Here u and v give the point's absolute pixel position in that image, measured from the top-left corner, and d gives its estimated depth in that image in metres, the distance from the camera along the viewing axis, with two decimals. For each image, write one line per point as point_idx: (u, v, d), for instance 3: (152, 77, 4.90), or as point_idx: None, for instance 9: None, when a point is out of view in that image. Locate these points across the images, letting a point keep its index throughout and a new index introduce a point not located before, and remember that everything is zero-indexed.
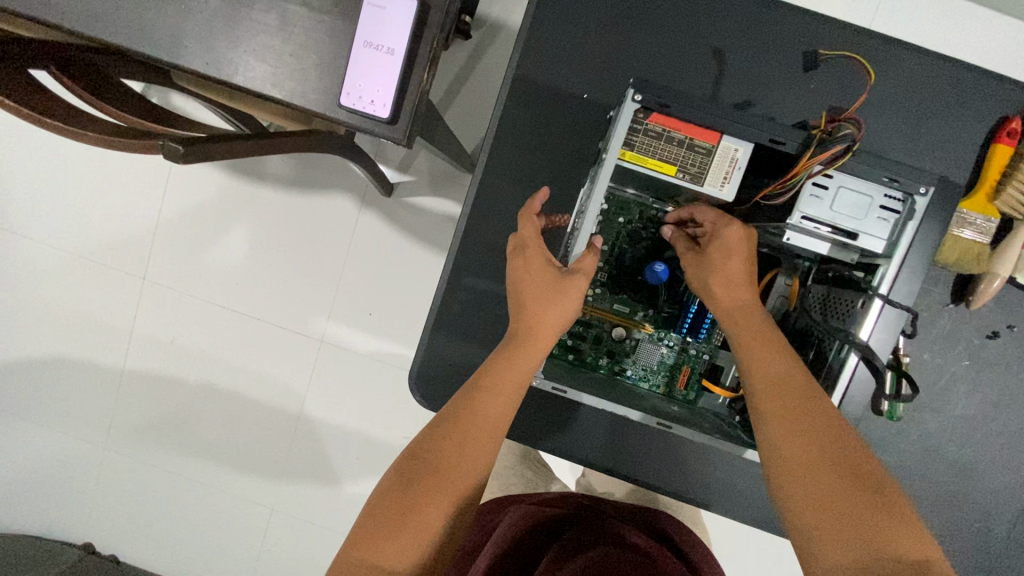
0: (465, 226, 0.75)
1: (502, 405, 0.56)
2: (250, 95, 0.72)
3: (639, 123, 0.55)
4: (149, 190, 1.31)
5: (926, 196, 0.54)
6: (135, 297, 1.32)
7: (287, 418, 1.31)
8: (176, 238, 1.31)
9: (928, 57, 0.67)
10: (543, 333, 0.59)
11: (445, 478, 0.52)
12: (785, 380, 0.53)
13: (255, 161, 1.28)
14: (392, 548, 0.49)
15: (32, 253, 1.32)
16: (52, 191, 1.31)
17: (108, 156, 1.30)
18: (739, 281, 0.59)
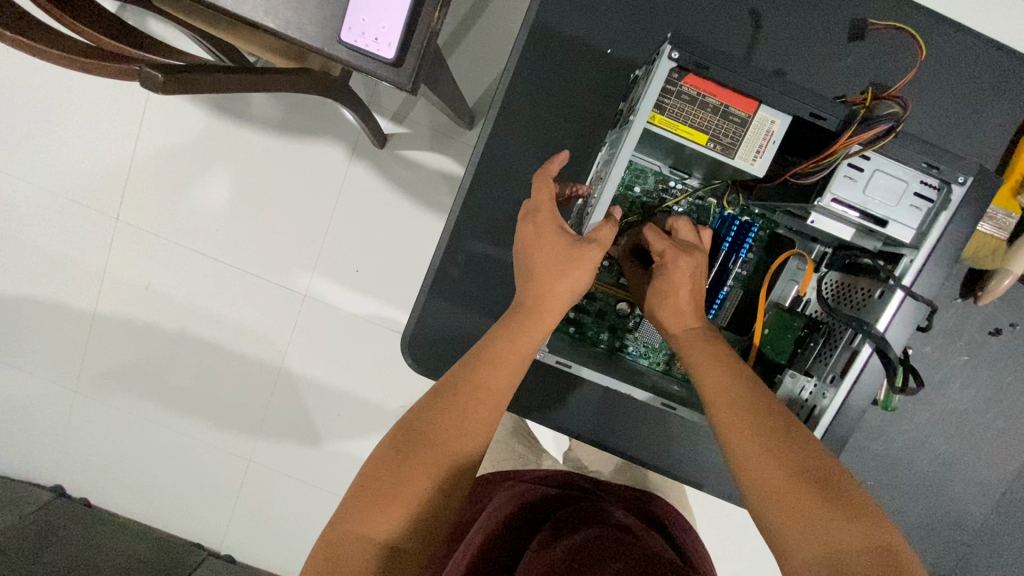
0: (469, 186, 0.70)
1: (497, 380, 0.53)
2: (240, 22, 0.65)
3: (672, 85, 0.51)
4: (124, 122, 1.21)
5: (964, 185, 0.51)
6: (107, 237, 1.24)
7: (270, 374, 1.28)
8: (152, 178, 1.22)
9: (973, 37, 0.64)
10: (552, 305, 0.56)
11: (434, 453, 0.49)
12: (729, 394, 0.51)
13: (240, 99, 1.19)
14: (381, 523, 0.47)
15: None
16: (14, 115, 1.20)
17: (77, 81, 1.19)
18: (682, 310, 0.57)
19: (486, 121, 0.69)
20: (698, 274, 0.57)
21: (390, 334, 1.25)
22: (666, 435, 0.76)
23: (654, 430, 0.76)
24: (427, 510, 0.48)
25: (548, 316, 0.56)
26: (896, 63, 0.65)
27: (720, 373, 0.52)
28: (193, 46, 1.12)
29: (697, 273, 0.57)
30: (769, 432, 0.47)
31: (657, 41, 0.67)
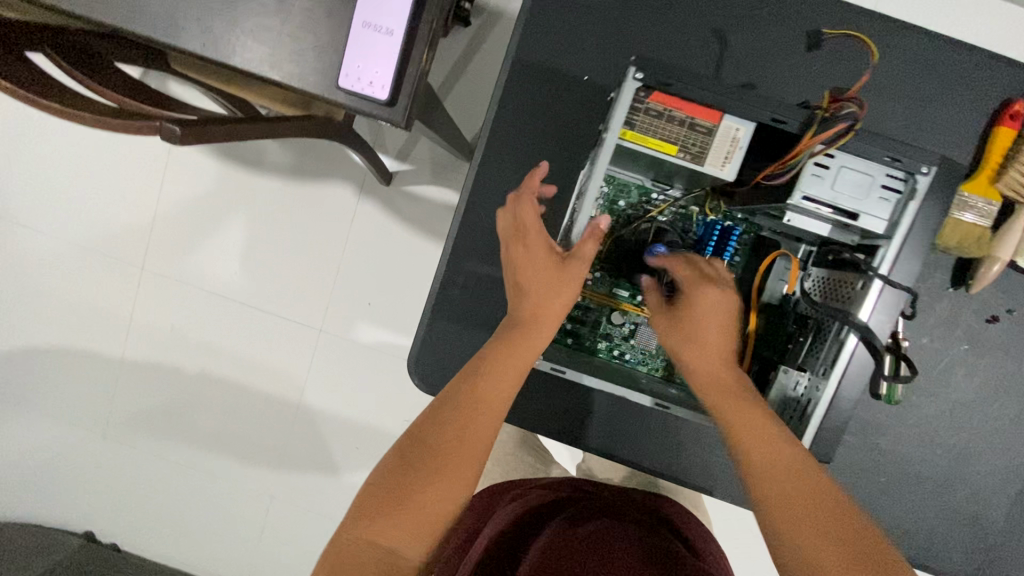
0: (464, 211, 0.75)
1: (494, 393, 0.55)
2: (247, 76, 0.72)
3: (639, 102, 0.54)
4: (150, 176, 1.30)
5: (929, 175, 0.54)
6: (135, 287, 1.32)
7: (290, 407, 1.31)
8: (175, 228, 1.30)
9: (924, 38, 0.68)
10: (547, 313, 0.59)
11: (443, 463, 0.51)
12: (752, 436, 0.52)
13: (255, 149, 1.27)
14: (385, 530, 0.49)
15: (31, 243, 1.32)
16: (51, 180, 1.30)
17: (108, 144, 1.29)
18: (715, 351, 0.59)
19: (476, 150, 0.74)
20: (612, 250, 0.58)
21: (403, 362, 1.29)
22: (673, 443, 0.77)
23: (661, 438, 0.77)
24: (430, 518, 0.50)
25: (546, 329, 0.59)
26: (852, 67, 0.68)
27: (748, 415, 0.54)
28: (210, 101, 1.22)
29: (719, 304, 0.59)
30: (793, 475, 0.49)
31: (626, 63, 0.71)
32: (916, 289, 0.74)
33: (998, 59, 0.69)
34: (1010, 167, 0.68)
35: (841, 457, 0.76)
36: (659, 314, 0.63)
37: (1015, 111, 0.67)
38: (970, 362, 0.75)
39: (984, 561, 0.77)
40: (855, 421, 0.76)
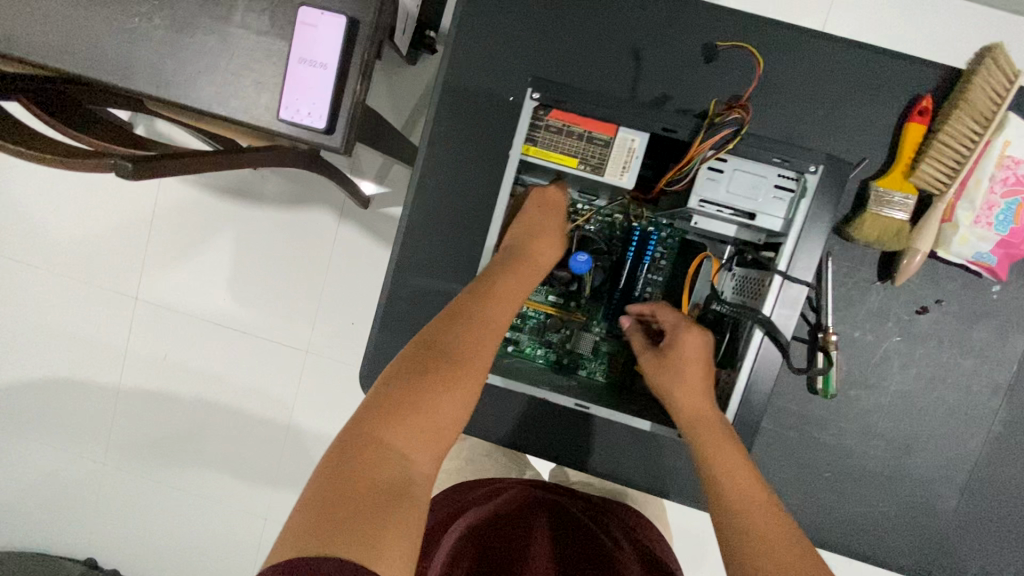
0: (405, 228, 0.79)
1: (499, 319, 0.63)
2: (198, 114, 0.77)
3: (539, 120, 0.59)
4: (149, 221, 1.47)
5: (817, 173, 0.57)
6: (138, 322, 1.48)
7: (279, 428, 1.47)
8: (171, 264, 1.47)
9: (831, 43, 0.71)
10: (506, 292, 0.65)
11: (416, 422, 0.55)
12: (729, 461, 0.58)
13: (243, 186, 1.43)
14: (404, 429, 0.54)
15: (45, 285, 1.48)
16: (63, 229, 1.47)
17: (112, 194, 1.46)
18: (697, 390, 0.63)
19: (413, 170, 0.78)
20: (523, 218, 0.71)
21: None
22: (617, 443, 0.79)
23: (606, 440, 0.79)
24: (442, 427, 0.56)
25: (510, 306, 0.65)
26: (736, 77, 0.72)
27: (728, 447, 0.59)
28: (189, 138, 1.30)
29: (700, 350, 0.65)
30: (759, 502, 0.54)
31: (525, 80, 0.76)
32: (844, 283, 0.75)
33: (907, 58, 0.71)
34: (923, 160, 0.69)
35: (783, 451, 0.77)
36: (648, 357, 0.67)
37: (922, 106, 0.70)
38: (904, 352, 0.76)
39: (932, 548, 0.78)
40: (794, 416, 0.77)
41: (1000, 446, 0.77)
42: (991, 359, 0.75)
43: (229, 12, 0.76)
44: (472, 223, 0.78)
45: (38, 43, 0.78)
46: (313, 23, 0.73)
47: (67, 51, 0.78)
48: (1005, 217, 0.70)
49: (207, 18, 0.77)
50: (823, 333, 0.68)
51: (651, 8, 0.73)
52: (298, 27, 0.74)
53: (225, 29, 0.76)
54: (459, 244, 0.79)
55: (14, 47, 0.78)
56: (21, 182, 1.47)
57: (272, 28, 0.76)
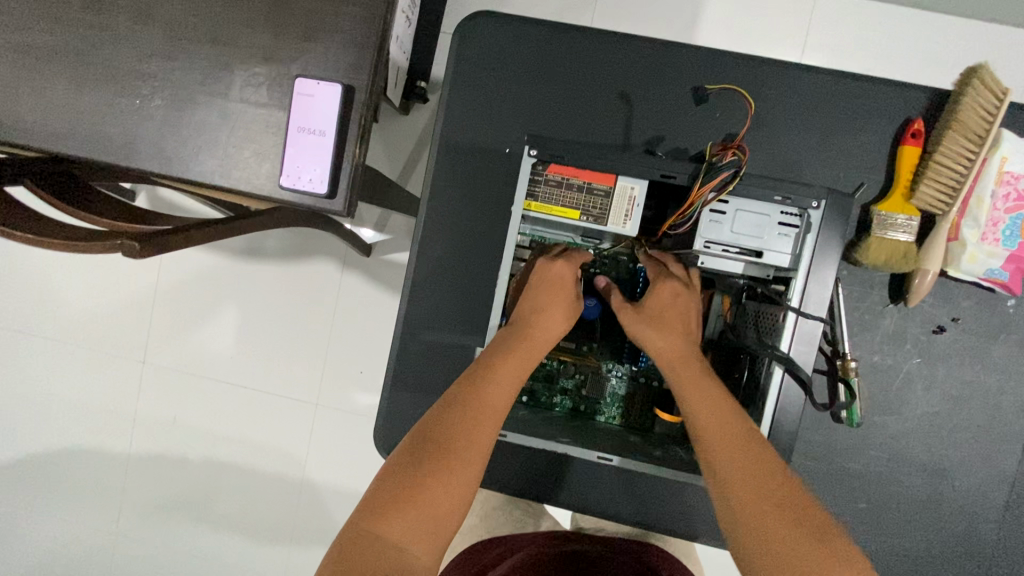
0: (411, 283, 0.79)
1: (494, 400, 0.62)
2: (200, 186, 0.79)
3: (539, 175, 0.60)
4: (163, 293, 1.57)
5: (819, 209, 0.57)
6: (158, 389, 1.58)
7: (293, 484, 1.53)
8: (185, 332, 1.57)
9: (818, 75, 0.73)
10: (505, 372, 0.64)
11: (415, 507, 0.55)
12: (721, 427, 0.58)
13: (253, 249, 1.52)
14: (399, 523, 0.54)
15: (73, 359, 1.60)
16: (88, 307, 1.59)
17: (130, 271, 1.58)
18: (676, 345, 0.64)
19: (416, 227, 0.79)
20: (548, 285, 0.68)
21: None
22: (641, 488, 0.77)
23: (629, 485, 0.77)
24: (441, 514, 0.56)
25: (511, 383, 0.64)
26: (730, 114, 0.73)
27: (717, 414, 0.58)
28: (191, 202, 1.33)
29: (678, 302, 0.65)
30: (756, 474, 0.55)
31: (522, 134, 0.77)
32: (857, 308, 0.75)
33: (896, 83, 0.72)
34: (921, 182, 0.69)
35: (813, 484, 0.75)
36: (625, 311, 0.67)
37: (914, 129, 0.70)
38: (926, 373, 0.75)
39: None
40: (822, 447, 0.75)
41: None
42: (1018, 374, 0.73)
43: (228, 87, 0.78)
44: (478, 274, 0.78)
45: (43, 131, 0.80)
46: (311, 93, 0.75)
47: (72, 136, 0.80)
48: (1011, 231, 0.69)
49: (207, 94, 0.79)
50: (840, 359, 0.70)
51: (638, 53, 0.75)
52: (296, 97, 0.75)
53: (224, 103, 0.78)
54: (465, 296, 0.78)
55: (20, 134, 0.80)
56: (51, 267, 1.59)
57: (269, 100, 0.78)
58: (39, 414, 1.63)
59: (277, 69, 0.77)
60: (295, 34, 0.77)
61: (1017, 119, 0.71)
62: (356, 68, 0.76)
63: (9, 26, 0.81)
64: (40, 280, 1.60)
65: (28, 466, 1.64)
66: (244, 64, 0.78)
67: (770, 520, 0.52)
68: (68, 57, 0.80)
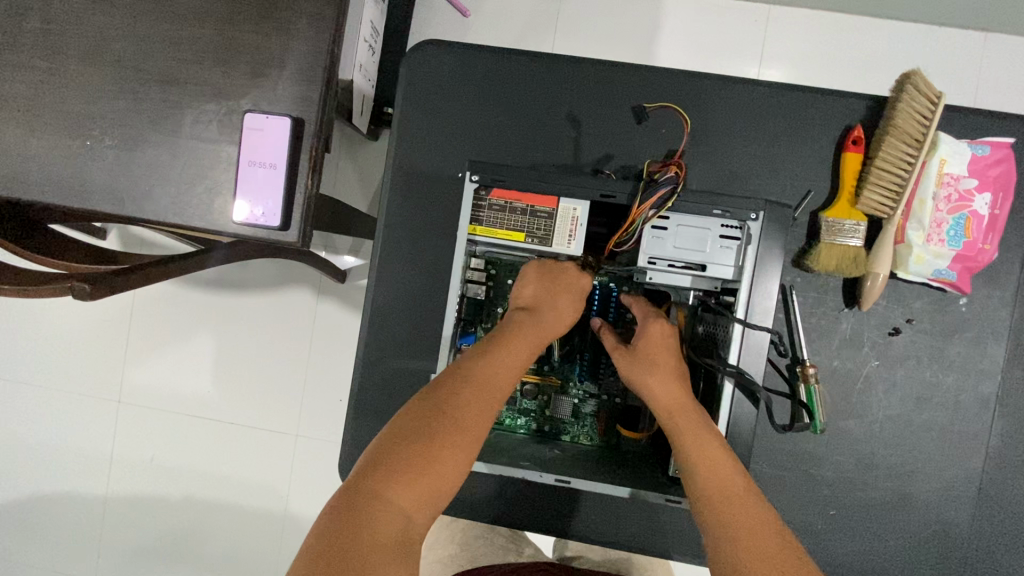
0: (370, 311, 0.79)
1: (498, 380, 0.60)
2: (152, 224, 0.79)
3: (482, 200, 0.60)
4: (137, 328, 1.55)
5: (758, 220, 0.58)
6: (136, 426, 1.56)
7: (276, 518, 1.52)
8: (160, 367, 1.55)
9: (758, 87, 0.74)
10: (507, 359, 0.61)
11: (415, 477, 0.53)
12: (721, 467, 0.57)
13: (228, 279, 1.52)
14: (399, 493, 0.53)
15: (49, 400, 1.58)
16: (61, 346, 1.57)
17: (103, 307, 1.57)
18: (676, 382, 0.61)
19: (371, 256, 0.79)
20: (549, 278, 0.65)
21: None
22: (610, 507, 0.76)
23: (599, 505, 0.76)
24: (439, 486, 0.54)
25: (512, 365, 0.61)
26: (674, 130, 0.75)
27: (716, 453, 0.57)
28: (161, 237, 1.32)
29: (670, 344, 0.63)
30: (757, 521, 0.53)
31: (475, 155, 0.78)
32: (815, 314, 0.75)
33: (835, 92, 0.74)
34: (865, 187, 0.70)
35: (782, 494, 0.75)
36: (620, 355, 0.64)
37: (854, 136, 0.72)
38: (886, 376, 0.75)
39: None
40: (788, 455, 0.75)
41: (999, 461, 0.74)
42: (976, 371, 0.74)
43: (179, 125, 0.78)
44: (436, 298, 0.78)
45: None
46: (260, 128, 0.75)
47: (19, 179, 0.80)
48: (956, 231, 0.70)
49: (157, 132, 0.79)
50: (800, 366, 0.71)
51: (582, 73, 0.76)
52: (246, 133, 0.76)
53: (174, 141, 0.78)
54: (424, 322, 0.78)
55: None
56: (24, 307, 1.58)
57: (219, 135, 0.78)
58: (16, 459, 1.60)
59: (227, 105, 0.78)
60: (244, 70, 0.77)
61: (954, 121, 0.73)
62: (306, 101, 0.76)
63: None
64: (12, 323, 1.59)
65: (6, 513, 1.61)
66: (194, 102, 0.78)
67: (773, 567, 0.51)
68: (17, 102, 0.80)
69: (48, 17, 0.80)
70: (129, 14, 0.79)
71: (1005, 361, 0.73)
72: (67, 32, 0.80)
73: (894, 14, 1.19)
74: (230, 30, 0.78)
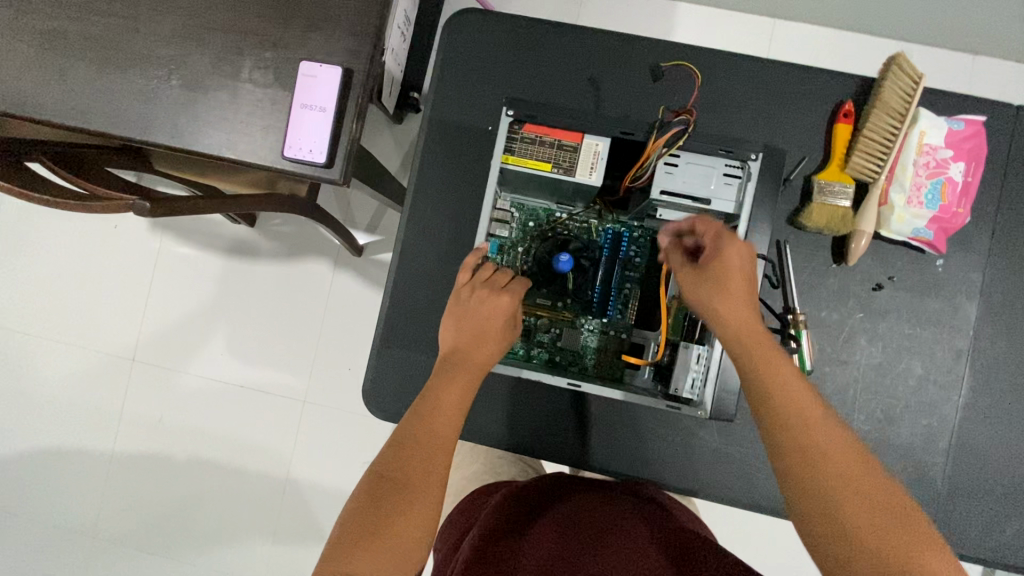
0: (401, 247, 0.86)
1: (459, 387, 0.69)
2: (207, 157, 0.86)
3: (514, 133, 0.69)
4: (157, 288, 1.62)
5: (757, 160, 0.65)
6: (146, 383, 1.61)
7: (277, 481, 1.56)
8: (176, 326, 1.61)
9: (761, 63, 0.83)
10: (473, 362, 0.70)
11: (405, 489, 0.61)
12: (790, 382, 0.57)
13: (250, 246, 1.59)
14: (392, 506, 0.60)
15: (63, 355, 1.63)
16: (81, 302, 1.64)
17: (125, 266, 1.63)
18: (742, 300, 0.62)
19: (406, 197, 0.87)
20: (480, 288, 0.73)
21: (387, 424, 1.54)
22: (613, 434, 0.83)
23: (604, 434, 0.83)
24: (427, 486, 0.62)
25: (479, 363, 0.71)
26: (687, 93, 0.83)
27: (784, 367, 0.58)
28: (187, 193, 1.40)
29: (738, 259, 0.63)
30: (828, 435, 0.54)
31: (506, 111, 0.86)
32: (806, 267, 0.83)
33: (830, 71, 0.83)
34: (854, 153, 0.79)
35: None
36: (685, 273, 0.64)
37: (845, 110, 0.80)
38: (869, 328, 0.82)
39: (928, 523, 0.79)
40: None
41: (970, 411, 0.81)
42: (950, 326, 0.81)
43: (238, 70, 0.87)
44: (463, 236, 0.86)
45: (63, 106, 0.87)
46: (314, 74, 0.83)
47: (88, 111, 0.87)
48: (934, 195, 0.78)
49: (218, 76, 0.87)
50: (792, 315, 0.77)
51: (605, 43, 0.85)
52: (300, 78, 0.84)
53: (234, 85, 0.87)
54: (451, 260, 0.86)
55: (40, 109, 0.87)
56: (49, 264, 1.65)
57: (275, 82, 0.86)
58: (24, 413, 1.65)
59: (284, 55, 0.86)
60: (302, 24, 0.86)
61: (936, 100, 0.81)
62: (355, 54, 0.85)
63: (40, 14, 0.89)
64: (36, 278, 1.65)
65: (8, 466, 1.65)
66: (255, 51, 0.87)
67: (851, 482, 0.51)
68: (91, 42, 0.88)
69: None
70: None
71: (977, 318, 0.81)
72: None
73: (881, 31, 1.31)
74: None
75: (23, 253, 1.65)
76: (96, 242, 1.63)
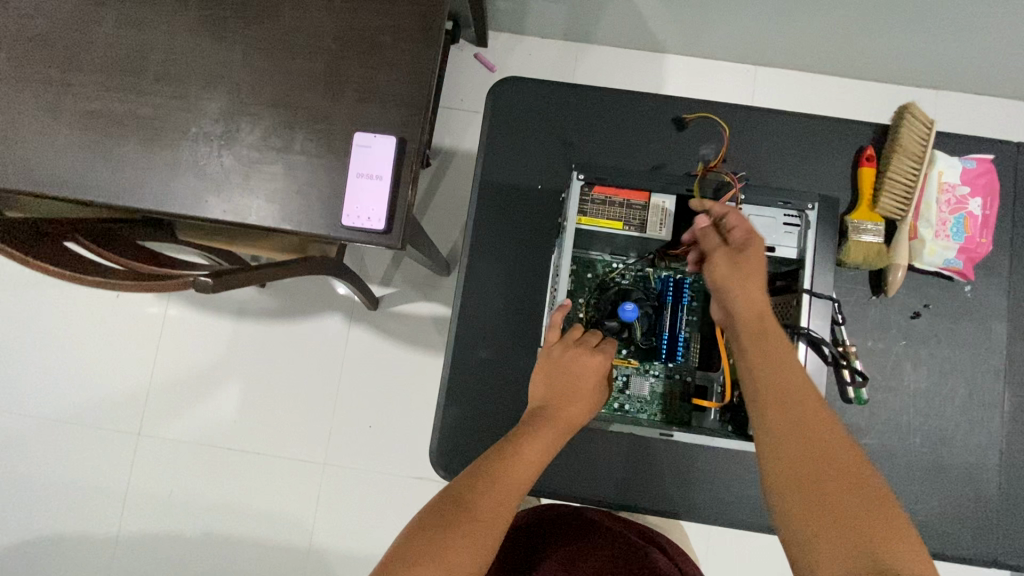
0: (461, 306, 0.87)
1: (543, 447, 0.69)
2: (262, 230, 0.87)
3: (587, 194, 0.78)
4: (166, 357, 1.56)
5: (814, 209, 0.74)
6: (155, 458, 1.53)
7: (300, 552, 1.48)
8: (188, 394, 1.55)
9: (787, 115, 0.90)
10: (562, 419, 0.72)
11: (478, 511, 0.62)
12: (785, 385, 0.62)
13: (264, 307, 1.56)
14: (467, 529, 0.60)
15: (62, 435, 1.54)
16: (83, 376, 1.56)
17: (131, 335, 1.57)
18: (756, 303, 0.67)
19: (462, 257, 0.88)
20: (575, 348, 0.74)
21: (413, 481, 1.49)
22: (685, 478, 0.83)
23: (678, 478, 0.83)
24: (497, 519, 0.62)
25: (565, 420, 0.72)
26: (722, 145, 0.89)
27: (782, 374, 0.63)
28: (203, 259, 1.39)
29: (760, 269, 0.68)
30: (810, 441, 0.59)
31: (553, 170, 0.90)
32: (846, 302, 0.88)
33: (851, 120, 0.90)
34: (881, 194, 0.86)
35: None
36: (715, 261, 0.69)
37: (867, 154, 0.87)
38: (913, 354, 0.87)
39: (993, 539, 0.82)
40: None
41: (1013, 426, 0.85)
42: (985, 348, 0.87)
43: (290, 144, 0.89)
44: (522, 292, 0.88)
45: (110, 186, 0.87)
46: (369, 144, 0.86)
47: (136, 190, 0.87)
48: (958, 228, 0.85)
49: (270, 150, 0.88)
50: (844, 346, 0.80)
51: (640, 103, 0.91)
52: (355, 148, 0.86)
53: (287, 157, 0.88)
54: (512, 316, 0.87)
55: (87, 191, 0.87)
56: (49, 338, 1.57)
57: (327, 152, 0.88)
58: (17, 501, 1.53)
59: (336, 127, 0.89)
60: (353, 98, 0.89)
61: (945, 143, 0.90)
62: (408, 123, 0.88)
63: (84, 97, 0.89)
64: (34, 355, 1.57)
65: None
66: (306, 124, 0.89)
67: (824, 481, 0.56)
68: (137, 122, 0.89)
69: (171, 51, 0.91)
70: (247, 51, 0.91)
71: (1007, 338, 0.87)
72: (187, 66, 0.90)
73: (858, 75, 1.43)
74: (340, 65, 0.90)
75: (18, 329, 1.58)
76: (101, 314, 1.58)
